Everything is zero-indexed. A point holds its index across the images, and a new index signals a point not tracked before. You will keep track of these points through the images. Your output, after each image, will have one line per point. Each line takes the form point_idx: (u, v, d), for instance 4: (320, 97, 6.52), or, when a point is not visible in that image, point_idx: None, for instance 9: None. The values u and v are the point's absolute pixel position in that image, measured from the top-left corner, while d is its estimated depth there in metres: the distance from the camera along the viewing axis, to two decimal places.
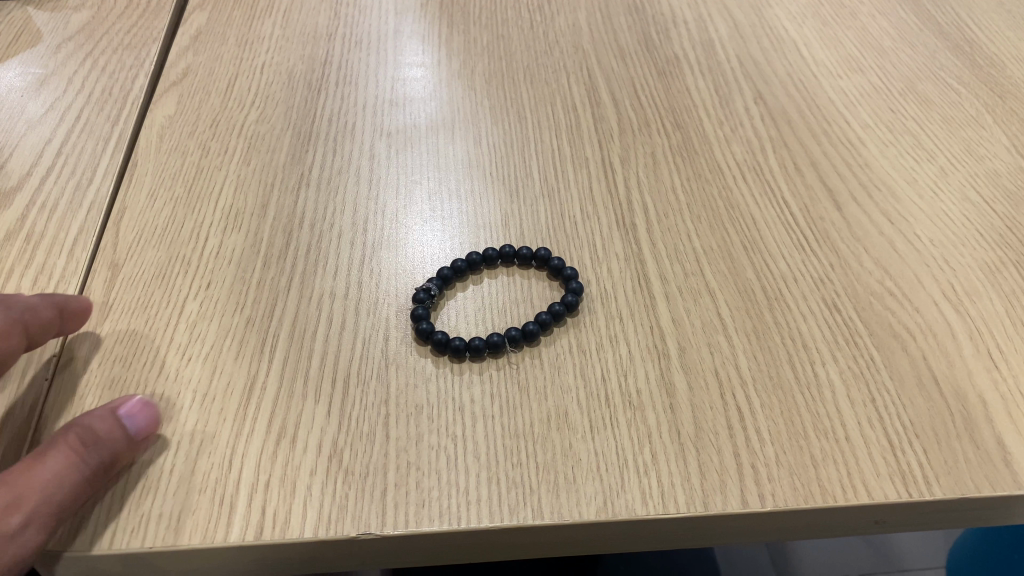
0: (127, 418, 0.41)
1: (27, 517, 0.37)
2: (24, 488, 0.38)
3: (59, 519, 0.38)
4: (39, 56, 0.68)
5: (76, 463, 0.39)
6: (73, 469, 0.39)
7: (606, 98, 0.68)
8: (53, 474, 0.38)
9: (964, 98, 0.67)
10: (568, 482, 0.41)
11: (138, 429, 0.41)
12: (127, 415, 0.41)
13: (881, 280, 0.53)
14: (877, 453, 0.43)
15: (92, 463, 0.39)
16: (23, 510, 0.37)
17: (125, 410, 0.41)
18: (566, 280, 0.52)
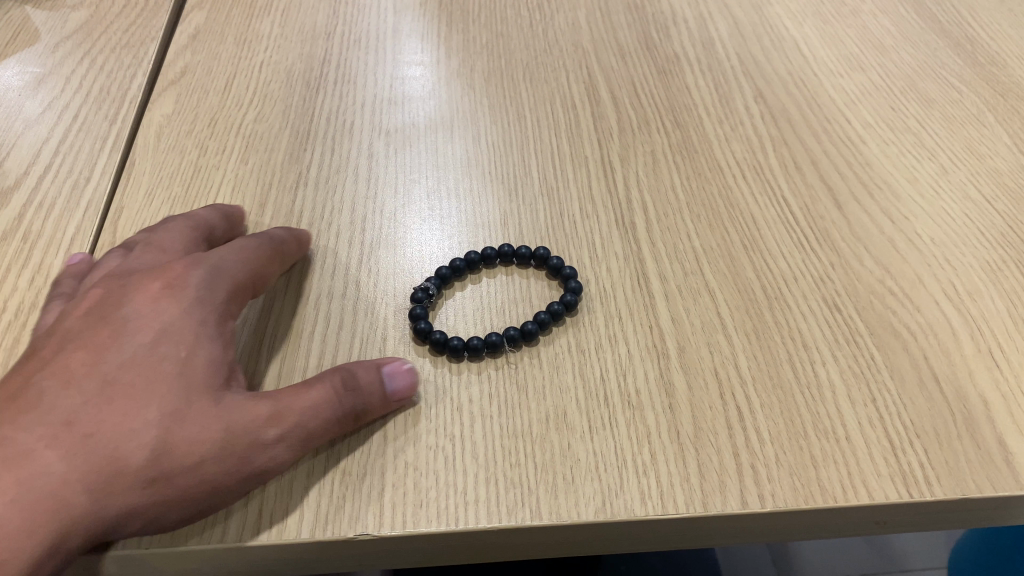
0: (388, 377, 0.43)
1: (282, 433, 0.39)
2: (287, 411, 0.39)
3: (304, 444, 0.40)
4: (37, 54, 0.68)
5: (337, 399, 0.41)
6: (335, 401, 0.41)
7: (605, 97, 0.67)
8: (313, 405, 0.40)
9: (966, 96, 0.67)
10: (566, 482, 0.41)
11: (397, 389, 0.43)
12: (391, 373, 0.43)
13: (882, 279, 0.52)
14: (878, 453, 0.43)
15: (350, 404, 0.41)
16: (281, 425, 0.39)
17: (389, 368, 0.43)
18: (566, 279, 0.52)
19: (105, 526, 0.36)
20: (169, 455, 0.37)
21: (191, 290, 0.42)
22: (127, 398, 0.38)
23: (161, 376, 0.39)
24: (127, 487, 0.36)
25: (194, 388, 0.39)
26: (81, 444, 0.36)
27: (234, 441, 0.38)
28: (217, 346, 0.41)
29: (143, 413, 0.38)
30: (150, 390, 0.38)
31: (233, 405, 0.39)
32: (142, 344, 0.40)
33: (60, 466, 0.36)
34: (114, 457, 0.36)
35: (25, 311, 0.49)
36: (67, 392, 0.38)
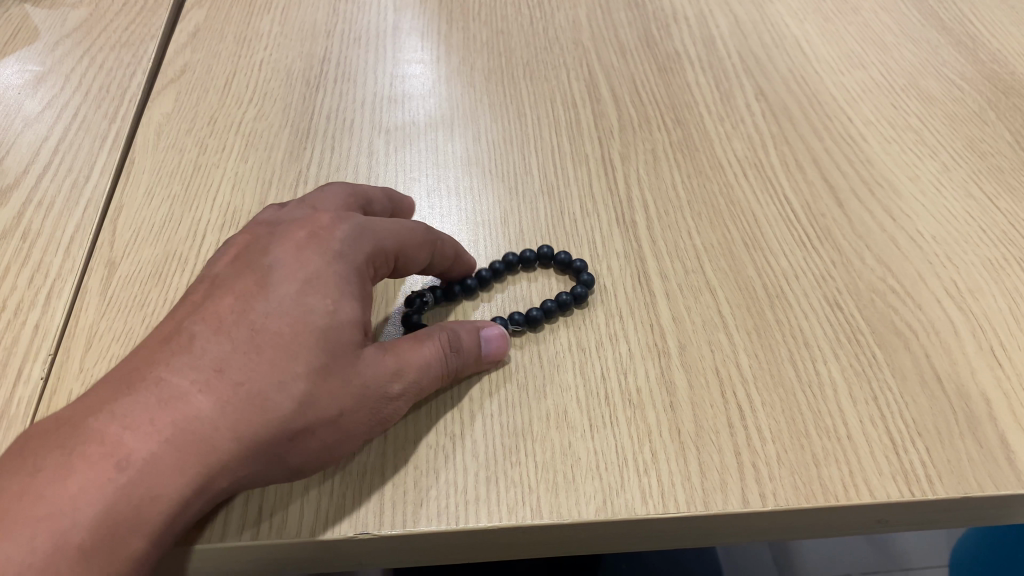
0: (484, 339, 0.44)
1: (403, 389, 0.40)
2: (407, 366, 0.41)
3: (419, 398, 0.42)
4: (37, 53, 0.68)
5: (446, 358, 0.42)
6: (444, 360, 0.42)
7: (606, 94, 0.67)
8: (425, 361, 0.41)
9: (967, 93, 0.67)
10: (567, 481, 0.41)
11: (491, 351, 0.45)
12: (486, 337, 0.44)
13: (883, 277, 0.52)
14: (879, 451, 0.43)
15: (456, 364, 0.43)
16: (405, 380, 0.40)
17: (485, 331, 0.45)
18: (577, 272, 0.52)
19: (239, 475, 0.37)
20: (314, 406, 0.37)
21: (331, 242, 0.42)
22: (275, 346, 0.38)
23: (308, 328, 0.39)
24: (271, 436, 0.37)
25: (339, 342, 0.39)
26: (229, 391, 0.37)
27: (368, 394, 0.39)
28: (357, 302, 0.41)
29: (290, 364, 0.38)
30: (302, 342, 0.38)
31: (367, 360, 0.40)
32: (288, 293, 0.40)
33: (203, 415, 0.36)
34: (256, 408, 0.37)
35: (24, 310, 0.48)
36: (215, 340, 0.38)
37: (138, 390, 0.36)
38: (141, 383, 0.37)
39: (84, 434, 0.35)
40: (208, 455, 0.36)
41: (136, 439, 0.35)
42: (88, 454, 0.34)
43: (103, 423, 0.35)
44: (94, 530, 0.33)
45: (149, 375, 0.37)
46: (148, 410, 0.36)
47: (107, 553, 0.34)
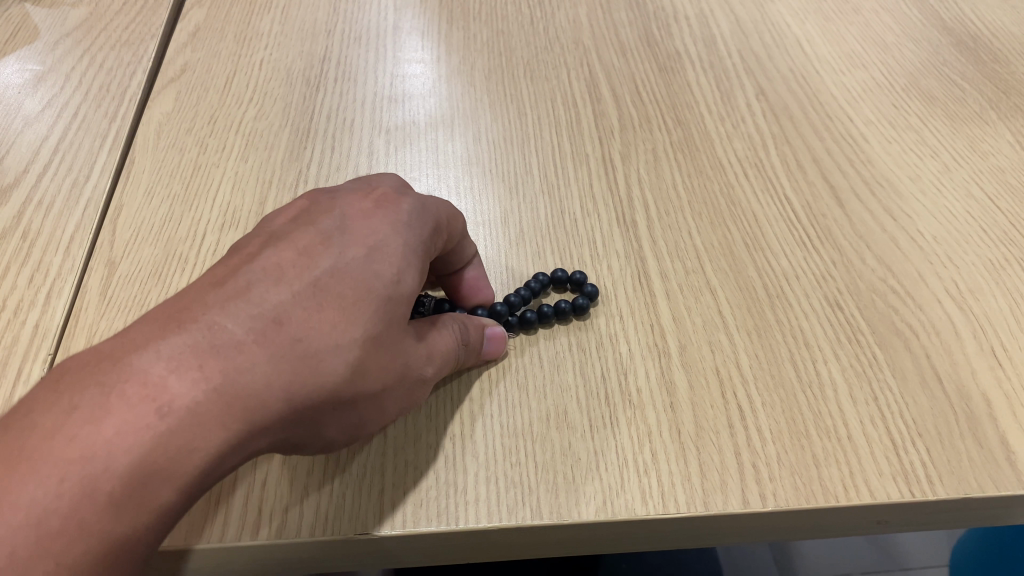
0: (490, 339, 0.45)
1: (431, 374, 0.40)
2: (434, 351, 0.40)
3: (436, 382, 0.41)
4: (37, 52, 0.68)
5: (460, 349, 0.43)
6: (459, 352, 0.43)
7: (607, 94, 0.67)
8: (447, 348, 0.41)
9: (968, 93, 0.66)
10: (567, 481, 0.41)
11: (493, 349, 0.46)
12: (488, 336, 0.45)
13: (884, 278, 0.52)
14: (879, 452, 0.43)
15: (465, 358, 0.43)
16: (434, 364, 0.40)
17: (489, 330, 0.46)
18: (578, 284, 0.51)
19: (282, 435, 0.34)
20: (364, 378, 0.35)
21: (397, 213, 0.40)
22: (339, 308, 0.35)
23: (371, 295, 0.36)
24: (321, 401, 0.34)
25: (396, 317, 0.37)
26: (286, 348, 0.33)
27: (409, 374, 0.38)
28: (416, 276, 0.39)
29: (353, 330, 0.35)
30: (366, 309, 0.36)
31: (411, 340, 0.39)
32: (355, 257, 0.37)
33: (256, 371, 0.32)
34: (314, 368, 0.34)
35: (24, 310, 0.48)
36: (277, 290, 0.35)
37: (185, 330, 0.32)
38: (189, 324, 0.33)
39: (126, 372, 0.31)
40: (255, 416, 0.32)
41: (181, 384, 0.31)
42: (125, 394, 0.30)
43: (145, 363, 0.31)
44: (125, 482, 0.30)
45: (198, 318, 0.33)
46: (197, 354, 0.32)
47: (134, 506, 0.30)
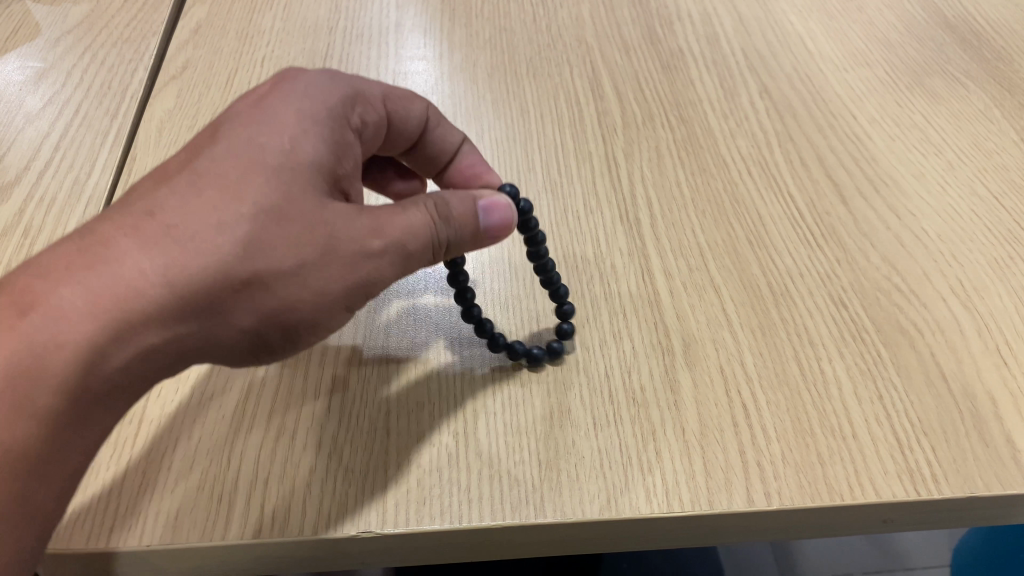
0: (484, 211, 0.41)
1: (383, 248, 0.38)
2: (387, 226, 0.38)
3: (404, 261, 0.39)
4: (38, 49, 0.68)
5: (435, 225, 0.39)
6: (433, 229, 0.39)
7: (610, 91, 0.67)
8: (409, 224, 0.38)
9: (972, 92, 0.66)
10: (571, 479, 0.41)
11: (490, 226, 0.42)
12: (484, 208, 0.42)
13: (889, 276, 0.52)
14: (884, 450, 0.43)
15: (447, 234, 0.40)
16: (384, 238, 0.38)
17: (485, 203, 0.42)
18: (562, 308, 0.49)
19: (184, 330, 0.35)
20: (261, 252, 0.35)
21: (293, 89, 0.41)
22: (219, 186, 0.36)
23: (259, 167, 0.36)
24: (213, 283, 0.34)
25: (303, 186, 0.37)
26: (169, 240, 0.34)
27: (338, 248, 0.36)
28: (323, 147, 0.39)
29: (238, 205, 0.35)
30: (252, 182, 0.36)
31: (335, 212, 0.37)
32: (246, 136, 0.38)
33: (139, 266, 0.33)
34: (198, 251, 0.34)
35: None
36: (167, 188, 0.36)
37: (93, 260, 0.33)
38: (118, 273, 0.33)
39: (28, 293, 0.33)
40: (131, 303, 0.33)
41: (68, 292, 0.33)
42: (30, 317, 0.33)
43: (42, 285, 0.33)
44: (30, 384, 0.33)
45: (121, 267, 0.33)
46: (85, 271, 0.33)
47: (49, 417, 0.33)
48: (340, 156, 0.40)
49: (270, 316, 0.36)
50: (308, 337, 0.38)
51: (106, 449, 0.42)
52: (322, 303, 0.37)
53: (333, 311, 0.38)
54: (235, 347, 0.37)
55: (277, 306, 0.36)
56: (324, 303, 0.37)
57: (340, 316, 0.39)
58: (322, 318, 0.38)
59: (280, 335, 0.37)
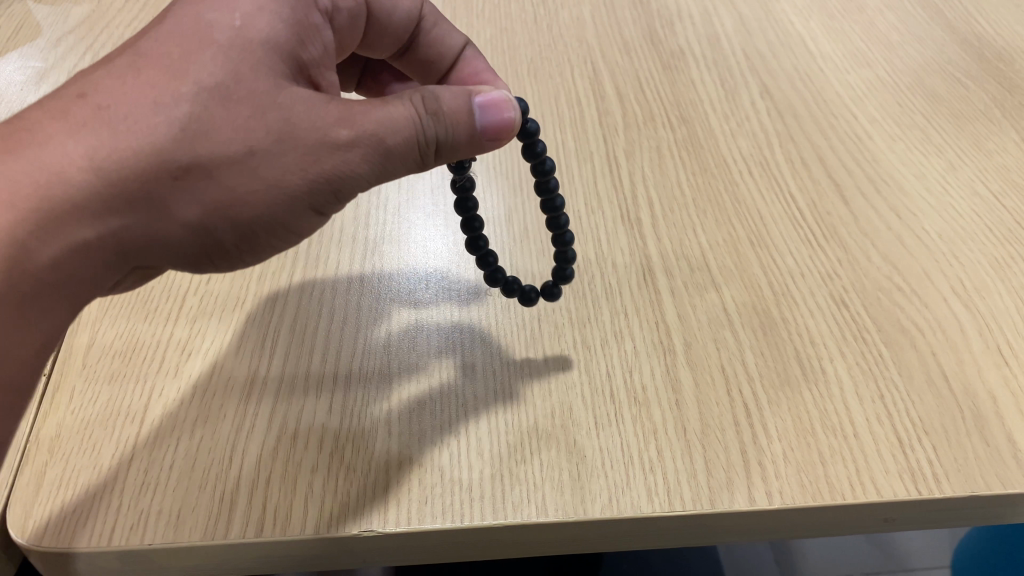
0: (479, 107, 0.41)
1: (354, 137, 0.38)
2: (360, 118, 0.38)
3: (383, 158, 0.39)
4: (39, 49, 0.68)
5: (420, 121, 0.39)
6: (418, 123, 0.39)
7: (610, 91, 0.67)
8: (388, 117, 0.39)
9: (973, 92, 0.66)
10: (573, 478, 0.41)
11: (487, 124, 0.41)
12: (480, 107, 0.41)
13: (890, 276, 0.52)
14: (886, 450, 0.43)
15: (434, 129, 0.40)
16: (354, 128, 0.38)
17: (481, 99, 0.41)
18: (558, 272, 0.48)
19: (119, 223, 0.36)
20: (206, 138, 0.36)
21: None
22: (166, 68, 0.37)
23: (212, 44, 0.38)
24: (147, 173, 0.35)
25: (255, 66, 0.38)
26: (103, 125, 0.36)
27: (297, 133, 0.37)
28: (282, 25, 0.40)
29: (178, 86, 0.37)
30: (195, 62, 0.37)
31: (298, 98, 0.38)
32: (197, 18, 0.39)
33: (72, 159, 0.35)
34: (132, 137, 0.36)
35: None
36: (109, 76, 0.38)
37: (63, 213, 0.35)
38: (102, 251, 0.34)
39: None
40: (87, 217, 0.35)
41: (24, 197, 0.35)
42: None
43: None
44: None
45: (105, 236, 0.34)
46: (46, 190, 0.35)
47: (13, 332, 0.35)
48: (303, 40, 0.42)
49: (215, 209, 0.36)
50: (261, 236, 0.39)
51: (107, 448, 0.42)
52: (276, 195, 0.37)
53: (291, 209, 0.38)
54: (180, 249, 0.38)
55: (227, 197, 0.36)
56: (278, 195, 0.37)
57: (302, 216, 0.39)
58: (278, 214, 0.38)
59: (228, 231, 0.37)
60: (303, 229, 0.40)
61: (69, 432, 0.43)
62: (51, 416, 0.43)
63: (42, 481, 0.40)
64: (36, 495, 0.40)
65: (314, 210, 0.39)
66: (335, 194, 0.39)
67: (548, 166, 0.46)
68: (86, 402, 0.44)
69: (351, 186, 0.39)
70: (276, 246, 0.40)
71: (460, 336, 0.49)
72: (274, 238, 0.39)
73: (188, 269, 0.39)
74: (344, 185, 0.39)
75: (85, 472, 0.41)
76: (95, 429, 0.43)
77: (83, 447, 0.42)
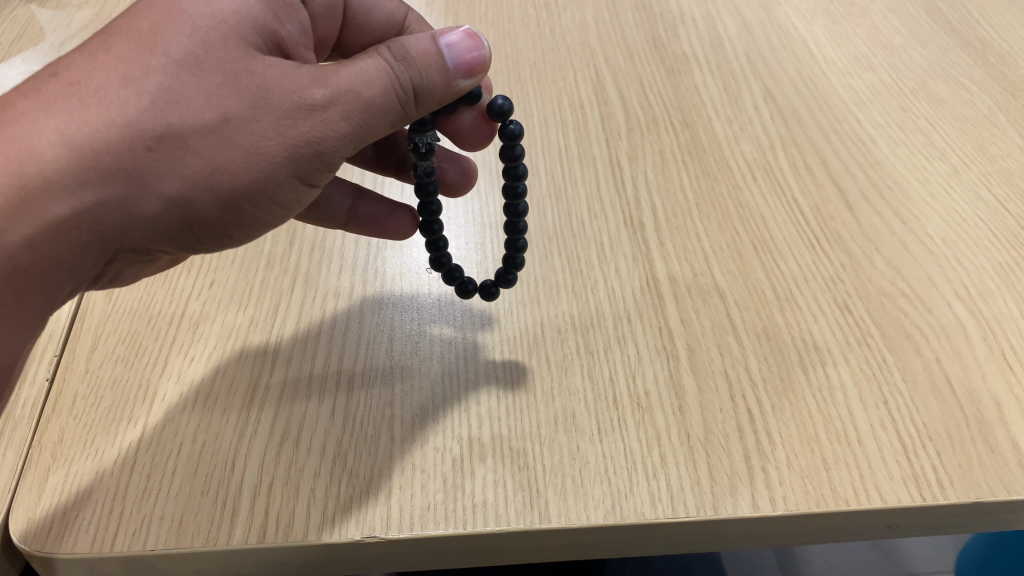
0: (446, 48, 0.41)
1: (329, 96, 0.38)
2: (333, 77, 0.39)
3: (363, 113, 0.39)
4: (42, 52, 0.68)
5: (391, 68, 0.39)
6: (391, 72, 0.39)
7: (614, 96, 0.67)
8: (360, 71, 0.39)
9: (977, 97, 0.66)
10: (575, 484, 0.41)
11: (458, 60, 0.41)
12: (448, 45, 0.41)
13: (894, 281, 0.52)
14: (891, 456, 0.42)
15: (407, 74, 0.40)
16: (328, 87, 0.38)
17: (445, 41, 0.41)
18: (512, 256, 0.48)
19: (96, 199, 0.36)
20: (180, 115, 0.36)
21: None
22: (135, 40, 0.37)
23: (182, 18, 0.38)
24: (122, 147, 0.36)
25: (224, 35, 0.38)
26: (76, 100, 0.37)
27: (271, 99, 0.37)
28: (256, 1, 0.40)
29: (148, 58, 0.37)
30: (164, 33, 0.37)
31: (271, 63, 0.38)
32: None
33: (53, 142, 0.36)
34: (105, 111, 0.36)
35: None
36: (83, 54, 0.38)
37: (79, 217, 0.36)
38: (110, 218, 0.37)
39: None
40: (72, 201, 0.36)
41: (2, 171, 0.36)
42: None
43: None
44: None
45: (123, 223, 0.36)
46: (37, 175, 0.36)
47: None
48: (280, 17, 0.41)
49: (195, 179, 0.37)
50: (245, 207, 0.39)
51: (110, 451, 0.42)
52: (257, 162, 0.37)
53: (274, 176, 0.38)
54: (162, 228, 0.38)
55: (206, 168, 0.37)
56: (259, 161, 0.37)
57: (287, 184, 0.39)
58: (262, 181, 0.38)
59: (210, 202, 0.38)
60: (289, 201, 0.41)
61: (71, 437, 0.43)
62: (54, 422, 0.43)
63: (45, 487, 0.40)
64: (38, 501, 0.40)
65: (301, 177, 0.40)
66: (319, 157, 0.39)
67: (519, 151, 0.45)
68: (89, 406, 0.44)
69: (334, 149, 0.39)
70: (262, 219, 0.40)
71: (463, 342, 0.49)
72: (260, 210, 0.40)
73: (167, 248, 0.40)
74: (326, 147, 0.39)
75: (87, 477, 0.41)
76: (97, 433, 0.43)
77: (85, 451, 0.42)
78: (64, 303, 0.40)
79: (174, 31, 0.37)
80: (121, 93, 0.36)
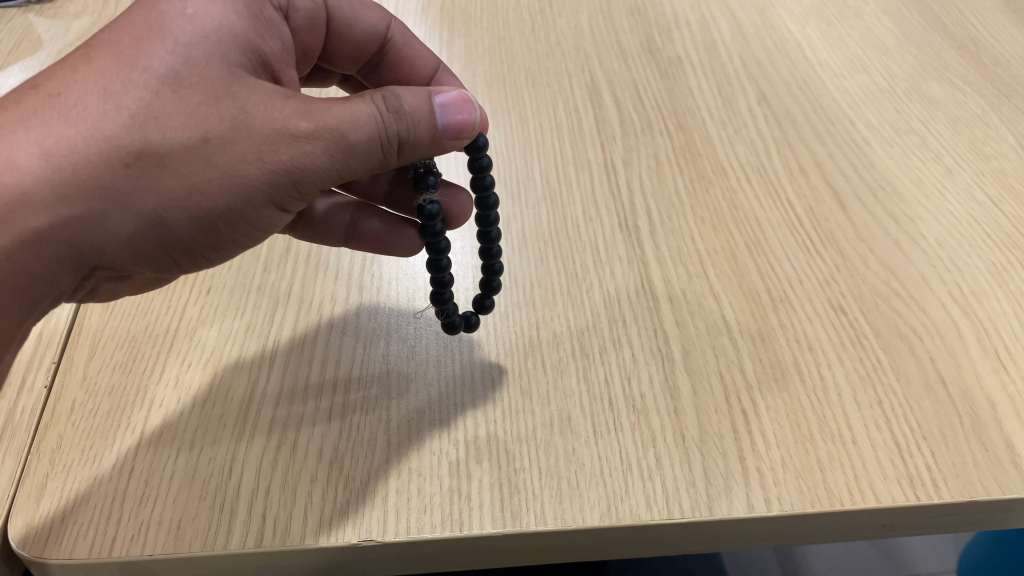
0: (439, 107, 0.41)
1: (313, 130, 0.38)
2: (320, 112, 0.39)
3: (345, 154, 0.40)
4: (39, 61, 0.69)
5: (382, 118, 0.40)
6: (380, 121, 0.40)
7: (608, 99, 0.67)
8: (350, 114, 0.39)
9: (970, 98, 0.66)
10: (571, 486, 0.41)
11: (447, 123, 0.42)
12: (442, 104, 0.42)
13: (888, 281, 0.52)
14: (884, 456, 0.43)
15: (395, 126, 0.40)
16: (313, 120, 0.39)
17: (441, 99, 0.42)
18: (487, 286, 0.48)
19: (76, 213, 0.36)
20: (161, 130, 0.37)
21: None
22: (116, 55, 0.38)
23: (162, 32, 0.38)
24: (102, 160, 0.36)
25: (208, 54, 0.38)
26: (56, 112, 0.37)
27: (252, 125, 0.38)
28: (239, 19, 0.40)
29: (129, 73, 0.37)
30: (146, 49, 0.38)
31: (256, 91, 0.39)
32: (149, 9, 0.40)
33: (34, 154, 0.36)
34: (86, 124, 0.37)
35: None
36: (63, 68, 0.39)
37: (60, 231, 0.37)
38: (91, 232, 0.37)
39: None
40: (54, 213, 0.36)
41: None
42: None
43: None
44: None
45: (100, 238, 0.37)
46: (18, 187, 0.36)
47: None
48: (262, 36, 0.42)
49: (171, 200, 0.37)
50: (221, 227, 0.39)
51: (108, 456, 0.42)
52: (234, 184, 0.38)
53: (250, 201, 0.39)
54: (144, 240, 0.38)
55: (184, 186, 0.37)
56: (235, 184, 0.38)
57: (262, 208, 0.40)
58: (238, 205, 0.39)
59: (187, 221, 0.38)
60: (265, 222, 0.41)
61: (70, 443, 0.43)
62: (54, 427, 0.44)
63: (43, 492, 0.41)
64: (36, 507, 0.40)
65: (274, 202, 0.40)
66: (295, 186, 0.40)
67: (489, 181, 0.47)
68: (87, 413, 0.44)
69: (311, 179, 0.40)
70: (237, 239, 0.41)
71: (459, 347, 0.49)
72: (235, 230, 0.40)
73: (148, 264, 0.40)
74: (303, 177, 0.39)
75: (86, 480, 0.41)
76: (95, 439, 0.43)
77: (84, 456, 0.42)
78: (44, 314, 0.40)
79: (154, 46, 0.38)
80: (100, 107, 0.37)
